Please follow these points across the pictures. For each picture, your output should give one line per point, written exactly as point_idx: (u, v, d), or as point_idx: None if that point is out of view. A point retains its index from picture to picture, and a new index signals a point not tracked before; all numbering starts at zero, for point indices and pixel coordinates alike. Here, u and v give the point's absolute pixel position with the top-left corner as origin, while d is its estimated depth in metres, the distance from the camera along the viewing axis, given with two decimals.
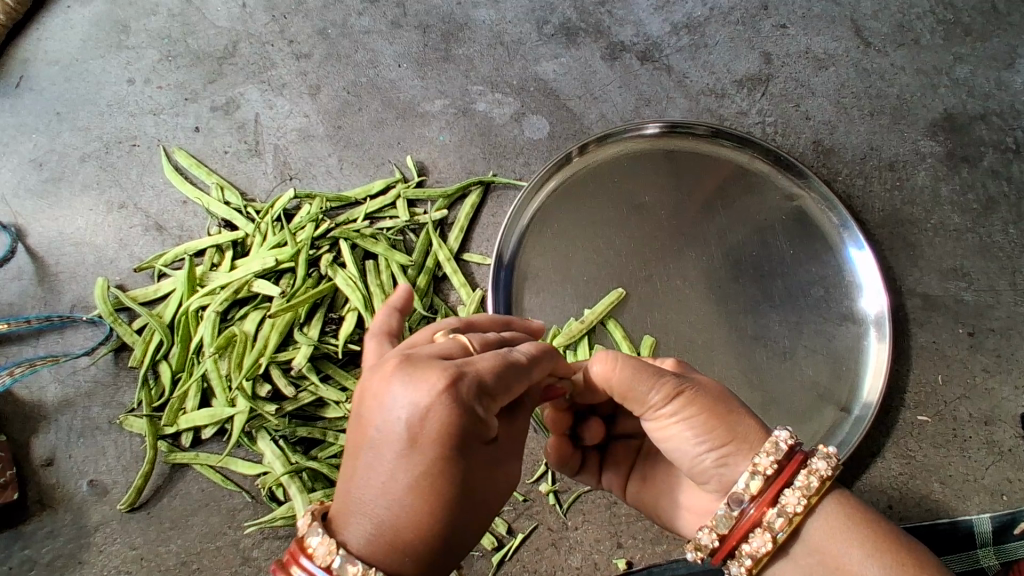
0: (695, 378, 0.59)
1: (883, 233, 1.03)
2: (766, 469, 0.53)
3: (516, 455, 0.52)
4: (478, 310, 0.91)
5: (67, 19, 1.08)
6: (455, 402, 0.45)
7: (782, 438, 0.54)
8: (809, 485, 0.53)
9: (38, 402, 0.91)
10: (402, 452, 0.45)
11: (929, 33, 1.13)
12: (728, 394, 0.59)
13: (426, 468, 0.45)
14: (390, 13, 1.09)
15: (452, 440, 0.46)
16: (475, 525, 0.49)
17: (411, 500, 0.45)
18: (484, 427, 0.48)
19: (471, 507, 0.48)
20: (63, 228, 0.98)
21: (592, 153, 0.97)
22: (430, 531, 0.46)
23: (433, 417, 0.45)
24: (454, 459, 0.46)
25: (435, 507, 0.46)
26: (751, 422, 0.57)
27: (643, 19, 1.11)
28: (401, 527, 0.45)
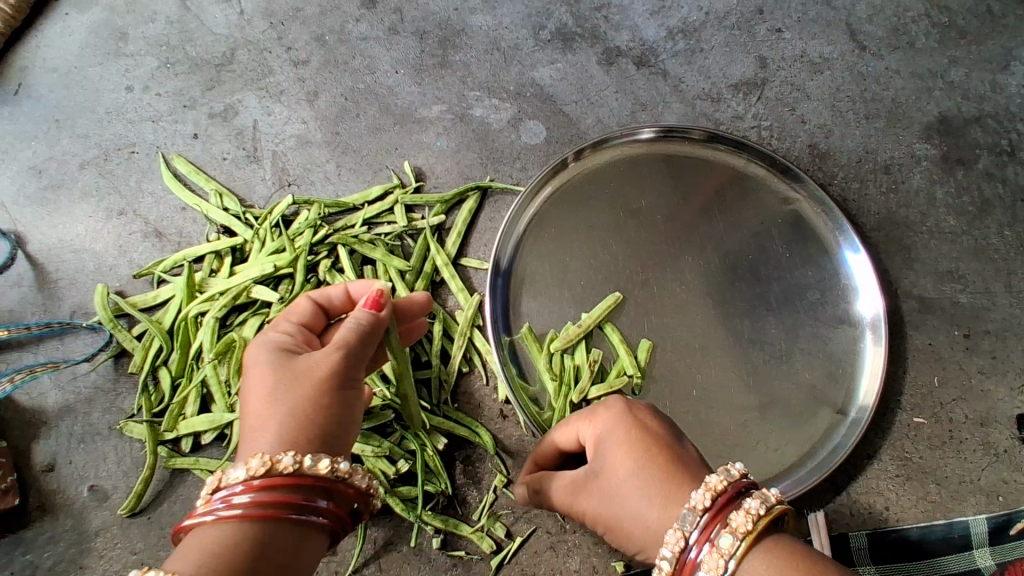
0: (599, 476, 0.62)
1: (879, 235, 1.04)
2: (677, 543, 0.53)
3: (340, 346, 0.59)
4: (476, 314, 0.92)
5: (65, 27, 1.09)
6: (261, 340, 0.62)
7: (690, 509, 0.54)
8: (725, 547, 0.51)
9: (39, 409, 0.91)
10: (249, 379, 0.59)
11: (924, 36, 1.14)
12: (621, 480, 0.59)
13: (252, 381, 0.58)
14: (387, 19, 1.10)
15: (265, 355, 0.60)
16: (314, 403, 0.57)
17: (250, 406, 0.57)
18: (298, 346, 0.63)
19: (296, 383, 0.57)
20: (63, 235, 0.99)
21: (588, 159, 0.98)
22: (278, 416, 0.56)
23: (251, 351, 0.61)
24: (265, 363, 0.59)
25: (264, 400, 0.56)
26: (656, 508, 0.57)
27: (639, 24, 1.12)
28: (254, 434, 0.55)
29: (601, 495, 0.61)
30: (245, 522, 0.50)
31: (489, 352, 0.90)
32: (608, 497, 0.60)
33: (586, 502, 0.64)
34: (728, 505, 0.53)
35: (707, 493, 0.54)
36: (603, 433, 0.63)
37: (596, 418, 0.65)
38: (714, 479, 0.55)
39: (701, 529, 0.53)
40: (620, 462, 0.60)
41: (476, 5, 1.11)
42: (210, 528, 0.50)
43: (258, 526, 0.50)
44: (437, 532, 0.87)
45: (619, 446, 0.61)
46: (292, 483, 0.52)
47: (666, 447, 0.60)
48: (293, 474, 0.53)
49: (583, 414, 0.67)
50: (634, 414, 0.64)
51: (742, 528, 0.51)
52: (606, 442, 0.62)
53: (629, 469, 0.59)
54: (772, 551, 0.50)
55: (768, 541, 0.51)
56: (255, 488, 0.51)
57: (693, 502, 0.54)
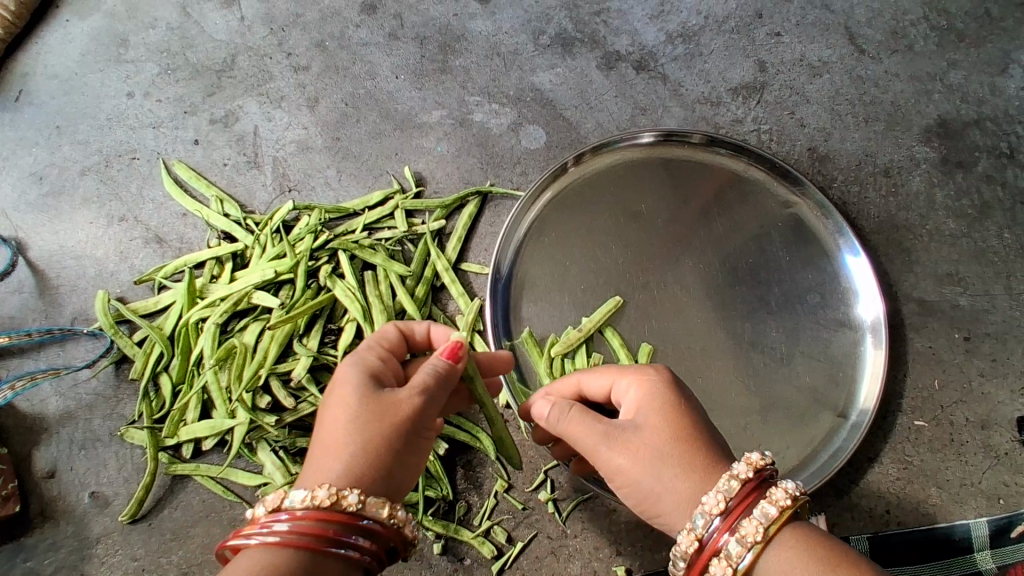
0: (633, 427, 0.59)
1: (878, 238, 1.04)
2: (716, 505, 0.53)
3: (421, 390, 0.58)
4: (476, 319, 0.92)
5: (66, 33, 1.09)
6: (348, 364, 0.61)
7: (732, 476, 0.54)
8: (765, 515, 0.52)
9: (40, 415, 0.91)
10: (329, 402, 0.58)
11: (923, 39, 1.14)
12: (663, 441, 0.58)
13: (335, 406, 0.57)
14: (387, 25, 1.10)
15: (351, 381, 0.58)
16: (387, 437, 0.55)
17: (328, 429, 0.56)
18: (383, 374, 0.61)
19: (375, 419, 0.55)
20: (64, 241, 0.99)
21: (588, 163, 0.98)
22: (356, 445, 0.55)
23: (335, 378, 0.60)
24: (350, 389, 0.57)
25: (347, 428, 0.55)
26: (685, 479, 0.56)
27: (639, 29, 1.12)
28: (328, 458, 0.54)
29: (622, 442, 0.59)
30: (293, 549, 0.50)
31: None
32: (629, 444, 0.58)
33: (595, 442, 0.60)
34: (766, 483, 0.54)
35: (749, 467, 0.55)
36: (645, 391, 0.61)
37: (637, 376, 0.63)
38: (754, 456, 0.56)
39: (739, 498, 0.53)
40: (660, 421, 0.59)
41: (475, 10, 1.12)
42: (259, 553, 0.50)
43: (303, 559, 0.50)
44: (438, 537, 0.87)
45: (660, 411, 0.60)
46: (343, 520, 0.51)
47: (703, 428, 0.59)
48: (348, 512, 0.51)
49: (624, 368, 0.65)
50: (678, 388, 0.62)
51: (782, 502, 0.52)
52: (645, 402, 0.61)
53: (666, 435, 0.58)
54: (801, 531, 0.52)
55: (797, 523, 0.53)
56: (305, 519, 0.50)
57: (736, 471, 0.54)
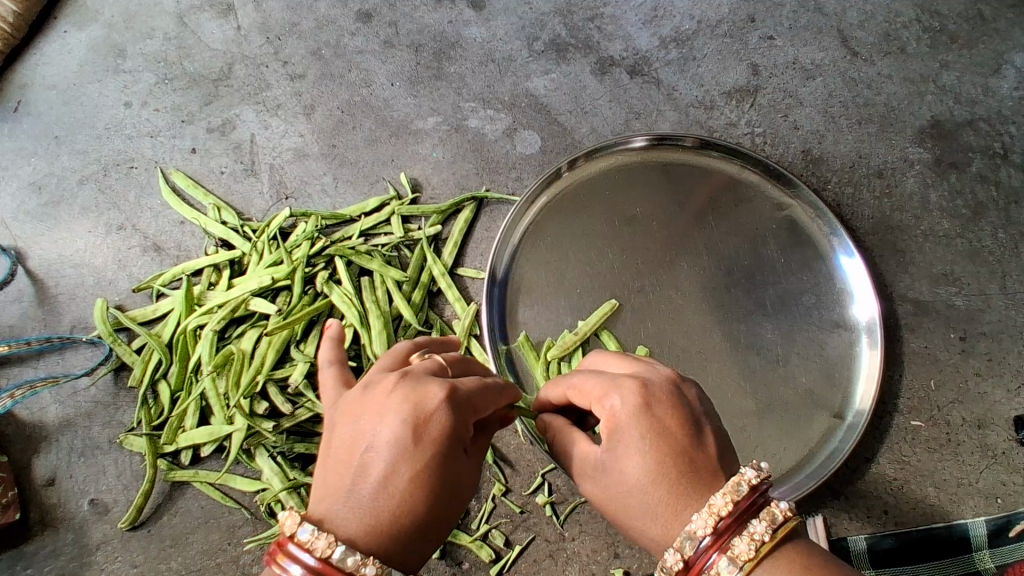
0: (606, 468, 0.55)
1: (873, 240, 1.04)
2: (676, 565, 0.50)
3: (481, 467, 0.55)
4: (473, 324, 0.92)
5: (64, 44, 1.10)
6: (447, 409, 0.52)
7: (708, 513, 0.50)
8: (740, 556, 0.48)
9: (40, 423, 0.92)
10: (402, 451, 0.49)
11: (915, 41, 1.14)
12: (633, 488, 0.53)
13: (407, 460, 0.49)
14: (382, 33, 1.11)
15: (440, 443, 0.51)
16: (446, 515, 0.51)
17: (389, 484, 0.49)
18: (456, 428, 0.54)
19: (443, 496, 0.50)
20: (63, 250, 0.99)
21: (582, 168, 0.99)
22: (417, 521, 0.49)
23: (428, 415, 0.51)
24: (432, 453, 0.50)
25: (412, 496, 0.49)
26: (659, 524, 0.52)
27: (632, 34, 1.13)
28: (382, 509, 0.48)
29: (597, 483, 0.56)
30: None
31: (486, 360, 0.91)
32: (606, 487, 0.55)
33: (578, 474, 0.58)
34: (732, 528, 0.49)
35: (710, 519, 0.49)
36: (617, 419, 0.55)
37: (606, 398, 0.56)
38: (719, 500, 0.50)
39: (699, 554, 0.49)
40: (633, 465, 0.53)
41: (470, 17, 1.12)
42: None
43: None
44: None
45: (634, 447, 0.53)
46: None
47: (690, 460, 0.53)
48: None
49: (596, 383, 0.57)
50: (654, 408, 0.54)
51: (760, 537, 0.49)
52: (618, 435, 0.54)
53: (641, 476, 0.53)
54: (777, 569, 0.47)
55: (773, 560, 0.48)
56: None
57: (694, 528, 0.50)
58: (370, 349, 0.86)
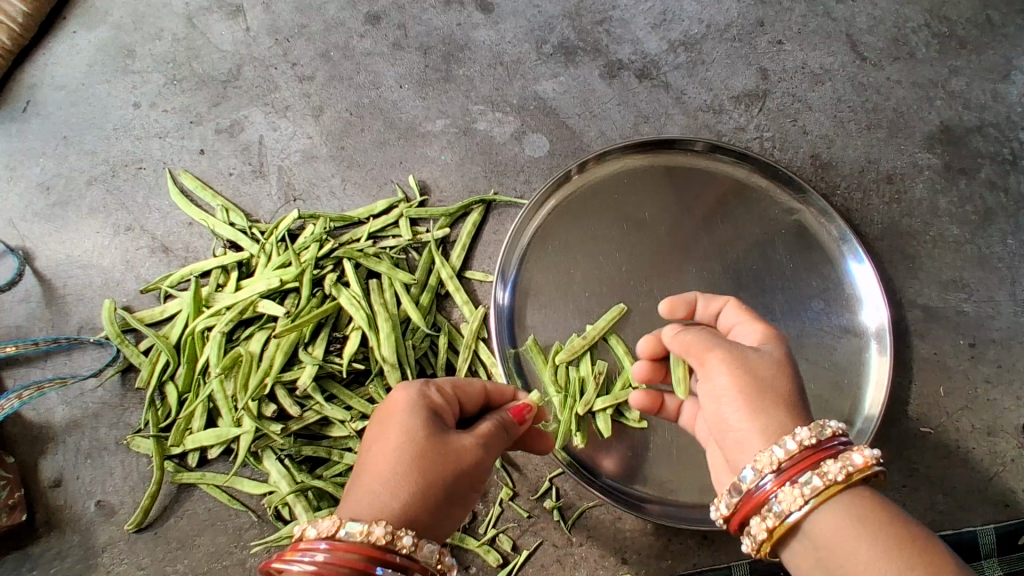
0: (755, 357, 0.61)
1: (882, 245, 1.04)
2: (798, 442, 0.54)
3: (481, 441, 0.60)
4: (481, 327, 0.92)
5: (72, 45, 1.10)
6: (409, 389, 0.62)
7: (827, 426, 0.56)
8: (849, 465, 0.53)
9: (47, 424, 0.91)
10: (390, 426, 0.59)
11: (924, 47, 1.14)
12: (777, 375, 0.59)
13: (395, 431, 0.58)
14: (391, 35, 1.11)
15: (420, 411, 0.60)
16: (441, 474, 0.57)
17: (382, 454, 0.57)
18: (445, 411, 0.62)
19: (437, 453, 0.57)
20: (71, 251, 0.99)
21: (591, 171, 0.98)
22: (391, 478, 0.55)
23: (394, 398, 0.62)
24: (413, 420, 0.59)
25: (396, 457, 0.56)
26: (786, 415, 0.57)
27: (641, 37, 1.13)
28: (361, 482, 0.56)
29: (737, 362, 0.60)
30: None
31: (494, 363, 0.90)
32: (749, 369, 0.59)
33: (711, 356, 0.61)
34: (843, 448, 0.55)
35: (832, 427, 0.56)
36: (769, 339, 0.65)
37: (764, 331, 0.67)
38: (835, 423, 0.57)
39: (826, 444, 0.54)
40: (782, 369, 0.60)
41: (479, 19, 1.12)
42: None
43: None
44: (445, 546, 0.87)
45: (783, 359, 0.61)
46: (374, 555, 0.50)
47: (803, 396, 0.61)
48: (378, 547, 0.51)
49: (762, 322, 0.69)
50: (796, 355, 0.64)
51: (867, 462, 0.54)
52: (770, 344, 0.64)
53: (782, 373, 0.60)
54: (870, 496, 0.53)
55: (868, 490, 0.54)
56: (338, 550, 0.50)
57: (829, 423, 0.56)
58: (378, 353, 0.86)
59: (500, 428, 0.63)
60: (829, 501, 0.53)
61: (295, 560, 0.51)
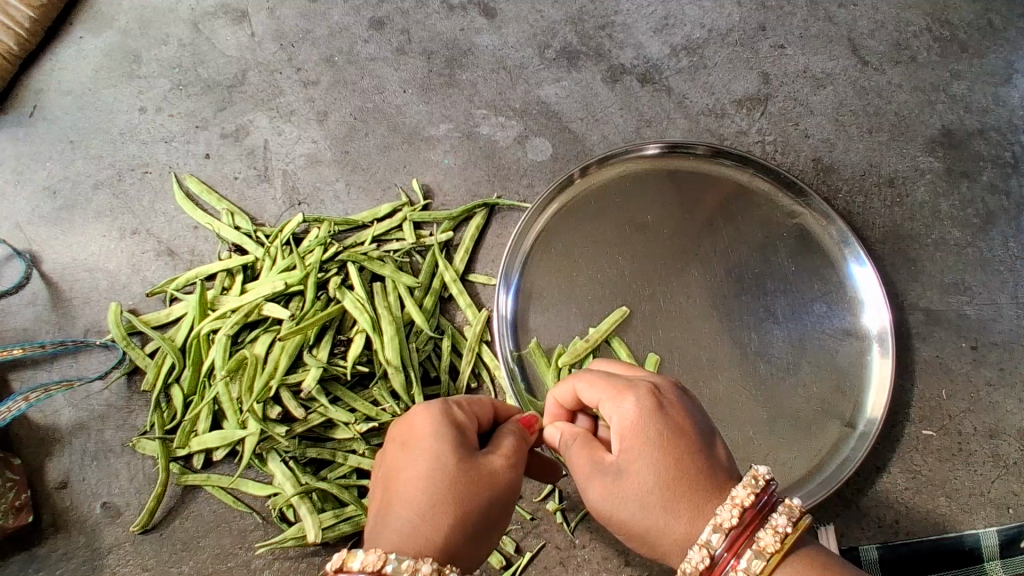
0: (617, 472, 0.58)
1: (883, 248, 1.04)
2: (701, 561, 0.52)
3: (509, 462, 0.61)
4: (484, 330, 0.92)
5: (79, 50, 1.11)
6: (430, 409, 0.62)
7: (716, 527, 0.53)
8: (753, 566, 0.51)
9: (53, 426, 0.92)
10: (418, 451, 0.59)
11: (926, 50, 1.15)
12: (646, 488, 0.56)
13: (424, 456, 0.58)
14: (395, 40, 1.12)
15: (444, 433, 0.60)
16: (476, 501, 0.57)
17: (413, 484, 0.57)
18: (467, 429, 0.63)
19: (471, 479, 0.57)
20: (77, 254, 1.00)
21: (593, 175, 0.99)
22: (427, 510, 0.55)
23: (417, 422, 0.62)
24: (439, 444, 0.59)
25: (431, 485, 0.56)
26: (673, 528, 0.55)
27: (643, 42, 1.14)
28: (394, 512, 0.55)
29: (607, 491, 0.58)
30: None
31: (497, 366, 0.91)
32: (615, 495, 0.57)
33: (584, 484, 0.60)
34: (755, 520, 0.53)
35: (734, 510, 0.53)
36: (632, 418, 0.58)
37: (623, 398, 0.60)
38: (740, 492, 0.54)
39: (725, 551, 0.52)
40: (649, 469, 0.56)
41: (482, 25, 1.13)
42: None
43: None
44: None
45: (648, 455, 0.57)
46: None
47: (699, 452, 0.57)
48: None
49: (612, 381, 0.61)
50: (665, 421, 0.58)
51: (771, 548, 0.52)
52: (630, 435, 0.58)
53: (652, 479, 0.56)
54: (799, 562, 0.52)
55: (792, 555, 0.53)
56: None
57: (720, 517, 0.53)
58: (382, 355, 0.86)
59: (520, 443, 0.64)
60: None
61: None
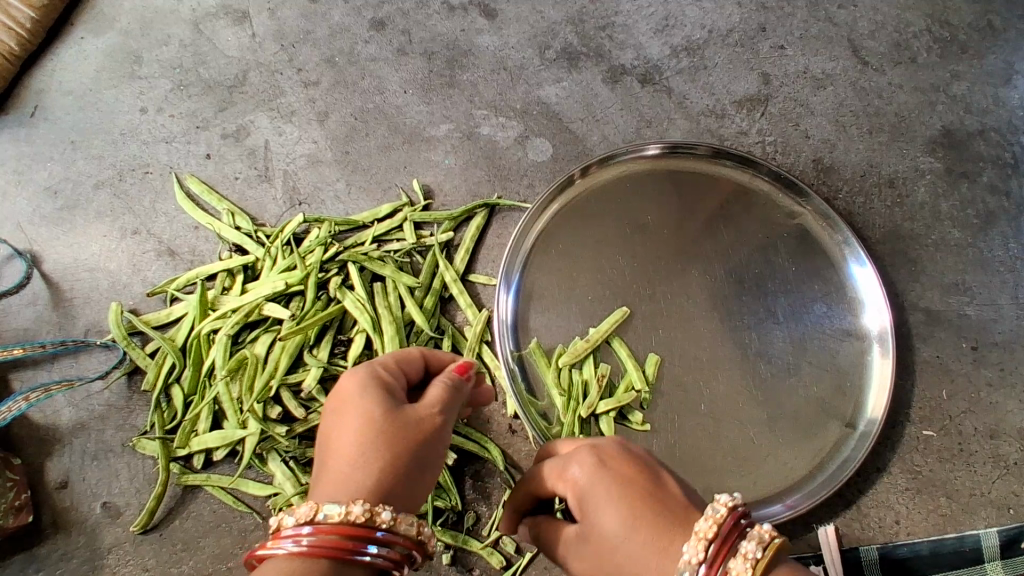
0: (586, 531, 0.58)
1: (883, 248, 1.04)
2: None
3: (438, 407, 0.61)
4: (484, 330, 0.92)
5: (81, 51, 1.11)
6: (358, 371, 0.63)
7: (685, 565, 0.50)
8: None
9: (54, 426, 0.92)
10: (346, 410, 0.59)
11: (926, 51, 1.15)
12: (610, 537, 0.55)
13: (352, 413, 0.58)
14: (395, 41, 1.12)
15: (370, 390, 0.60)
16: (405, 446, 0.57)
17: (344, 439, 0.57)
18: (393, 384, 0.63)
19: (398, 428, 0.58)
20: (78, 254, 1.00)
21: (594, 175, 0.99)
22: (357, 460, 0.56)
23: (344, 384, 0.62)
24: (368, 399, 0.59)
25: (360, 438, 0.57)
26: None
27: (643, 43, 1.14)
28: (329, 465, 0.57)
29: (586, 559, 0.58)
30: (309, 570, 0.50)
31: (498, 366, 0.91)
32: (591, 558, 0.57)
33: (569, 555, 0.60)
34: (724, 548, 0.51)
35: (699, 544, 0.51)
36: (583, 478, 0.58)
37: (572, 460, 0.60)
38: (703, 524, 0.52)
39: None
40: (607, 518, 0.56)
41: (483, 25, 1.13)
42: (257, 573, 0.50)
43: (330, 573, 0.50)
44: (448, 548, 0.88)
45: (602, 504, 0.56)
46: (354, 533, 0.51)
47: (650, 492, 0.56)
48: (356, 524, 0.52)
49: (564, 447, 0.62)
50: (612, 469, 0.58)
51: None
52: (586, 493, 0.58)
53: (617, 520, 0.55)
54: None
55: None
56: (320, 532, 0.51)
57: (687, 555, 0.51)
58: (383, 356, 0.86)
59: (451, 390, 0.63)
60: None
61: (280, 548, 0.51)
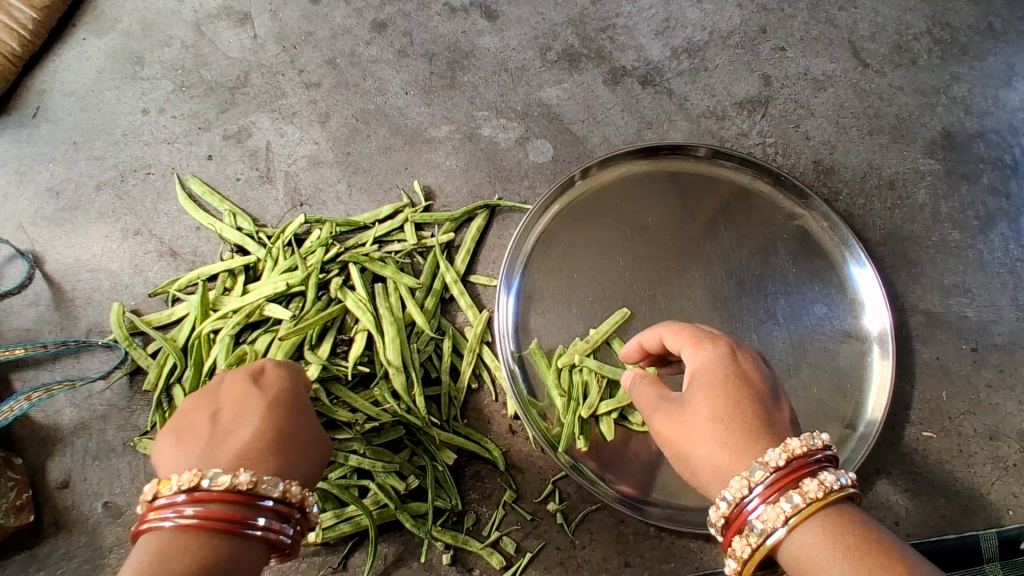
0: (684, 403, 0.61)
1: (883, 250, 1.04)
2: (740, 490, 0.53)
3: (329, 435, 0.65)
4: (485, 331, 0.93)
5: (82, 52, 1.11)
6: (278, 371, 0.66)
7: (761, 463, 0.54)
8: (791, 504, 0.52)
9: (55, 426, 0.92)
10: (260, 398, 0.61)
11: (926, 53, 1.15)
12: (709, 409, 0.58)
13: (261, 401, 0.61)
14: (397, 43, 1.12)
15: (281, 388, 0.63)
16: (302, 444, 0.60)
17: (245, 424, 0.59)
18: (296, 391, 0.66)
19: (302, 430, 0.61)
20: (79, 255, 1.00)
21: (593, 177, 0.99)
22: (258, 438, 0.58)
23: (265, 376, 0.65)
24: (281, 396, 0.63)
25: (264, 422, 0.59)
26: (723, 455, 0.56)
27: (644, 44, 1.14)
28: (235, 433, 0.58)
29: (673, 419, 0.60)
30: (189, 542, 0.50)
31: (498, 367, 0.92)
32: (679, 420, 0.60)
33: (654, 417, 0.63)
34: (805, 469, 0.53)
35: (783, 454, 0.54)
36: (704, 364, 0.61)
37: (701, 347, 0.63)
38: (795, 442, 0.54)
39: (768, 483, 0.53)
40: (712, 396, 0.59)
41: (484, 27, 1.14)
42: (134, 552, 0.50)
43: (213, 545, 0.50)
44: (448, 548, 0.88)
45: (710, 387, 0.59)
46: (238, 500, 0.52)
47: (760, 405, 0.58)
48: (240, 491, 0.52)
49: (698, 334, 0.65)
50: (734, 370, 0.60)
51: (812, 495, 0.52)
52: (700, 374, 0.61)
53: (708, 412, 0.58)
54: (844, 514, 0.51)
55: (837, 508, 0.52)
56: (200, 501, 0.51)
57: (767, 458, 0.54)
58: (383, 356, 0.86)
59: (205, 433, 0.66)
60: (789, 541, 0.51)
61: (156, 522, 0.51)
